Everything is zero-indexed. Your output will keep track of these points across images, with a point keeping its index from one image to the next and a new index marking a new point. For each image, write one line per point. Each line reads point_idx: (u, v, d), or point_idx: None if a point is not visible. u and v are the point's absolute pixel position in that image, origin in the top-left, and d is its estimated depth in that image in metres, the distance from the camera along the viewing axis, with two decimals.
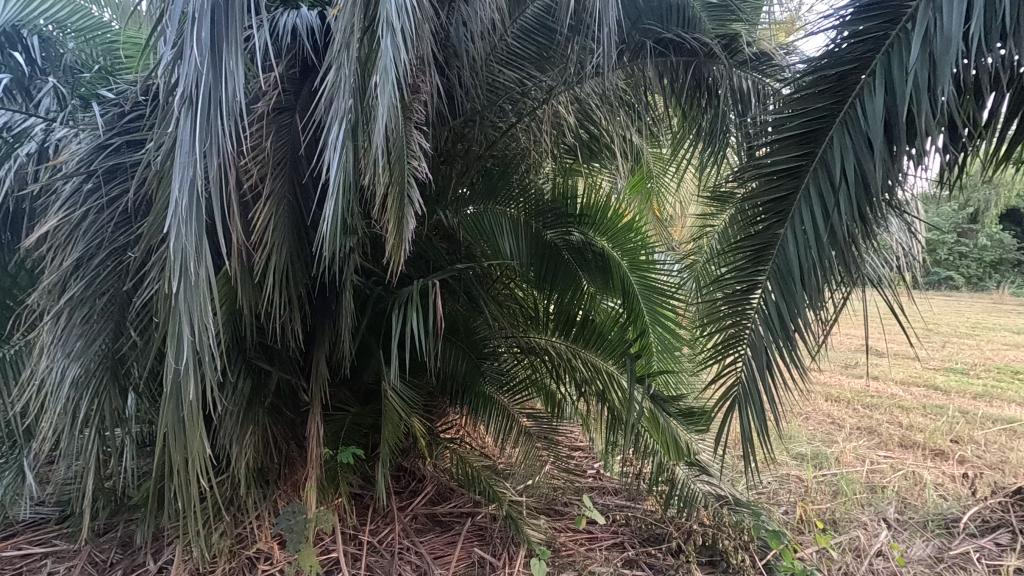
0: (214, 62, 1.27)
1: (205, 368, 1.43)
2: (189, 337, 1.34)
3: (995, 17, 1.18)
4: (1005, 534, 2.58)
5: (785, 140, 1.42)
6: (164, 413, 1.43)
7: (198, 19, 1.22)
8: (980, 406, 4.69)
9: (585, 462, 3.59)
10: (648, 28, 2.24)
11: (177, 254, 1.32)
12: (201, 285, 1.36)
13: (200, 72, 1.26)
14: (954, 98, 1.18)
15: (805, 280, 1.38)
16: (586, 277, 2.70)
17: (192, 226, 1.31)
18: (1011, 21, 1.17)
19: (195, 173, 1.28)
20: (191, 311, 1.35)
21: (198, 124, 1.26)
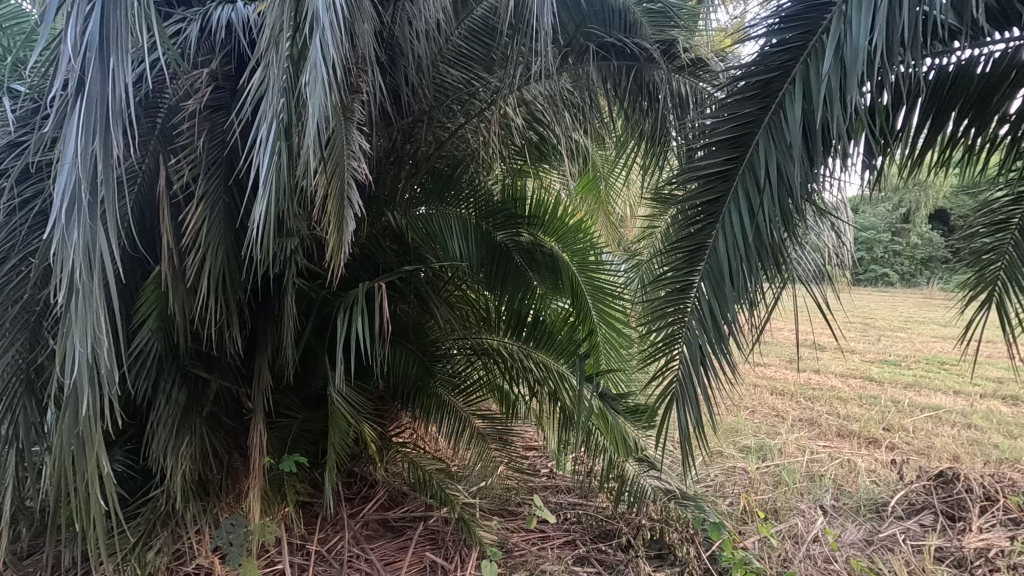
0: (102, 60, 1.23)
1: (105, 381, 1.36)
2: (81, 351, 1.26)
3: (896, 30, 1.17)
4: (929, 515, 2.73)
5: (717, 143, 1.46)
6: (59, 430, 1.36)
7: (80, 14, 1.19)
8: (910, 395, 4.98)
9: (539, 462, 3.62)
10: (590, 32, 2.28)
11: (69, 262, 1.25)
12: (94, 294, 1.29)
13: (92, 70, 1.20)
14: (862, 106, 1.21)
15: (733, 278, 1.42)
16: (535, 278, 2.70)
17: (86, 232, 1.25)
18: (910, 35, 1.17)
19: (81, 176, 1.23)
20: (86, 321, 1.28)
21: (81, 123, 1.21)
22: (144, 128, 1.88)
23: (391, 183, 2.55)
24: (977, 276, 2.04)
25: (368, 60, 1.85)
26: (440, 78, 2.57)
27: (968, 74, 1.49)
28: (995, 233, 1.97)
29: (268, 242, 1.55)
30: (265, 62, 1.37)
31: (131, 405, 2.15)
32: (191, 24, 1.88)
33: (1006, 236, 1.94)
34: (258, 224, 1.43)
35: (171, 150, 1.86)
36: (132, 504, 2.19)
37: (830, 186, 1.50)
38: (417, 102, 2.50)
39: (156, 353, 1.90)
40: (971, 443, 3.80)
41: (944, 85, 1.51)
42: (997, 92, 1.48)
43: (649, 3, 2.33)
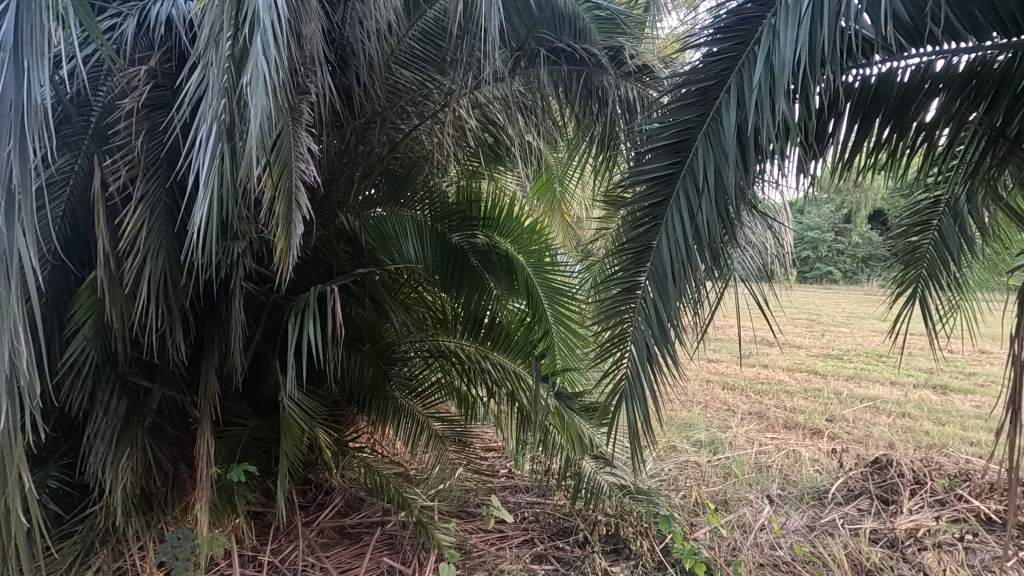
0: (21, 59, 1.17)
1: (30, 394, 1.29)
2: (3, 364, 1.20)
3: (817, 46, 1.24)
4: (865, 500, 2.88)
5: (661, 148, 1.51)
6: None
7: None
8: (850, 387, 5.25)
9: (499, 462, 3.64)
10: (540, 36, 2.35)
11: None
12: (15, 303, 1.23)
13: (9, 69, 1.14)
14: (788, 114, 1.28)
15: (675, 279, 1.48)
16: (491, 278, 2.72)
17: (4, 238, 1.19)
18: (829, 49, 1.24)
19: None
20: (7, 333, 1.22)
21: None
22: (77, 127, 1.80)
23: (343, 184, 2.50)
24: (902, 274, 2.18)
25: (315, 60, 1.82)
26: (392, 79, 2.55)
27: (886, 84, 1.52)
28: (918, 233, 2.08)
29: (212, 246, 1.52)
30: (205, 61, 1.34)
31: (66, 418, 2.05)
32: (127, 19, 1.82)
33: (926, 235, 2.06)
34: (200, 227, 1.40)
35: (106, 150, 1.79)
36: (69, 523, 2.08)
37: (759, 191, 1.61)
38: (369, 103, 2.48)
39: (92, 362, 1.81)
40: (905, 430, 4.03)
41: (865, 95, 1.56)
42: (915, 100, 1.51)
43: (597, 12, 2.45)
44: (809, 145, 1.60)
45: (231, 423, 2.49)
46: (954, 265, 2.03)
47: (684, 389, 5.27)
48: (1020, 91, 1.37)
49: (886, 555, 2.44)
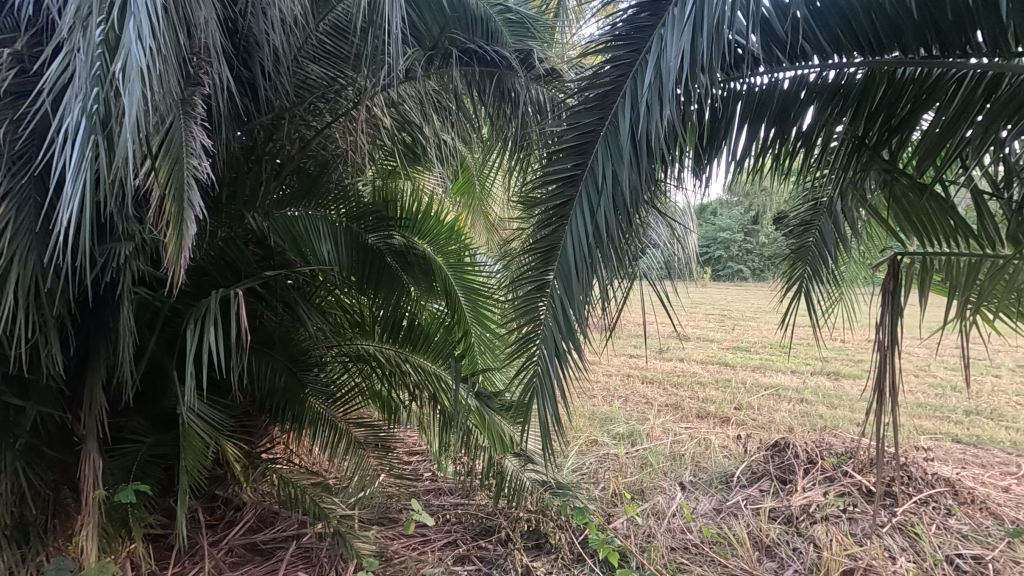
0: None
1: None
2: None
3: (699, 57, 1.29)
4: (766, 481, 3.10)
5: (564, 150, 1.56)
6: None
7: None
8: (756, 377, 5.64)
9: (422, 465, 3.61)
10: (453, 38, 2.34)
11: None
12: None
13: None
14: (674, 117, 1.33)
15: (578, 277, 1.53)
16: (410, 280, 2.70)
17: None
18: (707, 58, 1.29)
19: None
20: None
21: None
22: None
23: (255, 178, 2.36)
24: (790, 271, 2.36)
25: (210, 51, 1.72)
26: (301, 73, 2.47)
27: (766, 97, 1.61)
28: (802, 234, 2.28)
29: (90, 246, 1.40)
30: (73, 46, 1.24)
31: None
32: None
33: (808, 235, 2.26)
34: (74, 225, 1.30)
35: None
36: None
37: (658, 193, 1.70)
38: (277, 98, 2.39)
39: None
40: (802, 415, 4.39)
41: (751, 101, 1.62)
42: (793, 108, 1.58)
43: (508, 14, 2.49)
44: (699, 148, 1.70)
45: (124, 440, 2.30)
46: (832, 262, 2.23)
47: (606, 385, 5.46)
48: (878, 104, 1.48)
49: (783, 532, 2.63)
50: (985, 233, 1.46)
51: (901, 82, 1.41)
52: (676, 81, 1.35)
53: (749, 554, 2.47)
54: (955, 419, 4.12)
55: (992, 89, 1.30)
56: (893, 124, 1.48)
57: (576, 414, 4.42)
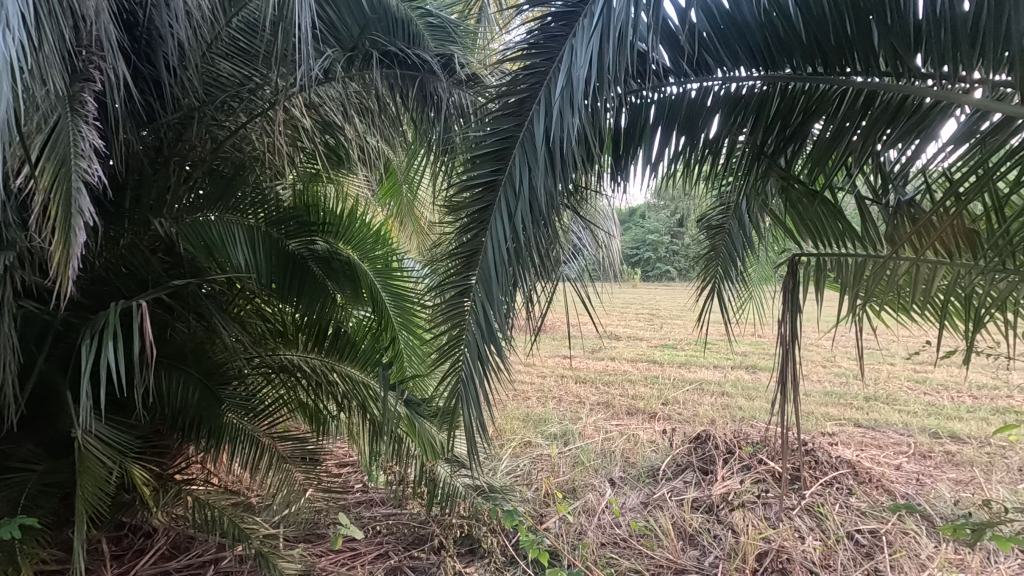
0: None
1: None
2: None
3: (607, 66, 1.32)
4: (689, 472, 3.24)
5: (484, 155, 1.55)
6: None
7: None
8: (681, 373, 5.90)
9: (353, 476, 3.50)
10: (372, 39, 2.29)
11: None
12: None
13: None
14: (585, 125, 1.36)
15: (498, 281, 1.53)
16: (335, 287, 2.59)
17: None
18: (614, 69, 1.32)
19: None
20: None
21: None
22: None
23: (162, 182, 2.24)
24: (705, 272, 2.49)
25: (103, 45, 1.59)
26: (211, 70, 2.34)
27: (676, 106, 1.69)
28: (714, 237, 2.40)
29: None
30: None
31: None
32: None
33: (719, 237, 2.39)
34: None
35: None
36: None
37: (575, 198, 1.76)
38: (185, 96, 2.25)
39: None
40: (723, 407, 4.63)
41: (662, 111, 1.69)
42: (700, 116, 1.66)
43: (429, 18, 2.50)
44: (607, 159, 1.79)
45: (12, 469, 2.09)
46: (742, 263, 2.37)
47: (540, 386, 5.53)
48: (771, 117, 1.57)
49: (704, 520, 2.76)
50: (869, 235, 1.59)
51: (794, 94, 1.50)
52: (586, 90, 1.38)
53: (674, 544, 2.58)
54: (856, 405, 4.49)
55: (868, 103, 1.38)
56: (788, 134, 1.55)
57: (510, 416, 4.45)
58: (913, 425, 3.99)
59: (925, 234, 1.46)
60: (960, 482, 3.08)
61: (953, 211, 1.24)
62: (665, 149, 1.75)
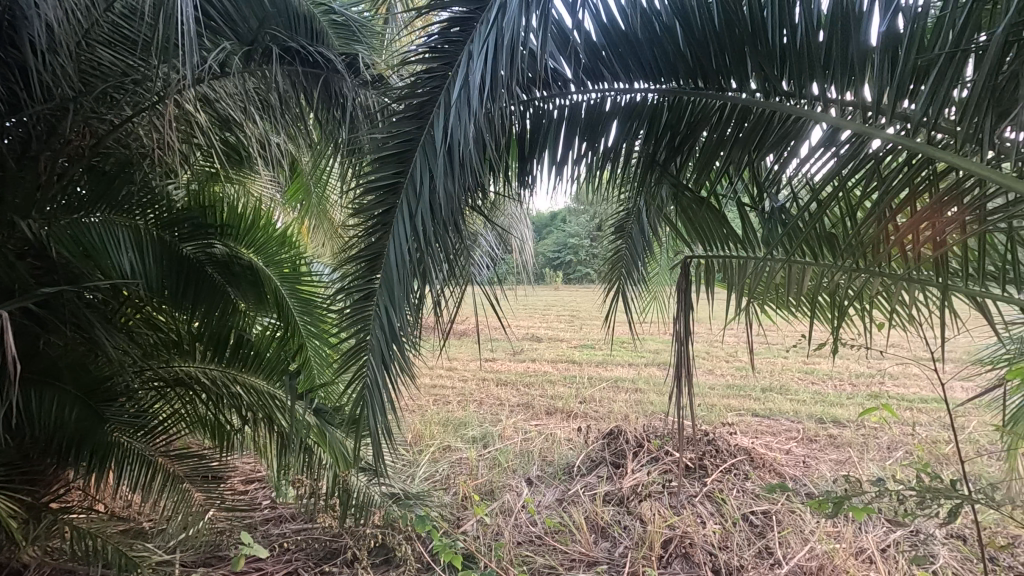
0: None
1: None
2: None
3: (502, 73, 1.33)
4: (602, 467, 3.36)
5: (386, 157, 1.54)
6: None
7: None
8: (598, 371, 6.11)
9: (260, 492, 3.33)
10: (271, 34, 2.17)
11: None
12: None
13: None
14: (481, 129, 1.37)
15: (403, 281, 1.52)
16: (236, 293, 2.47)
17: None
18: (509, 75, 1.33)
19: None
20: None
21: None
22: None
23: (31, 179, 1.97)
24: (611, 273, 2.59)
25: None
26: (90, 58, 2.13)
27: (575, 115, 1.76)
28: (618, 239, 2.51)
29: None
30: None
31: None
32: None
33: (621, 240, 2.49)
34: None
35: None
36: None
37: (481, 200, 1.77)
38: (58, 85, 2.04)
39: None
40: (636, 403, 4.84)
41: (562, 118, 1.77)
42: (599, 124, 1.74)
43: (333, 16, 2.49)
44: (509, 165, 1.84)
45: None
46: (643, 264, 2.50)
47: (461, 390, 5.51)
48: (661, 128, 1.66)
49: (615, 512, 2.88)
50: (749, 238, 1.73)
51: (680, 106, 1.60)
52: (483, 95, 1.39)
53: (586, 538, 2.67)
54: (754, 396, 4.85)
55: (743, 116, 1.49)
56: (676, 144, 1.66)
57: (429, 421, 4.40)
58: (802, 412, 4.36)
59: (795, 237, 1.61)
60: (839, 462, 3.41)
61: (815, 214, 1.36)
62: (568, 154, 1.81)
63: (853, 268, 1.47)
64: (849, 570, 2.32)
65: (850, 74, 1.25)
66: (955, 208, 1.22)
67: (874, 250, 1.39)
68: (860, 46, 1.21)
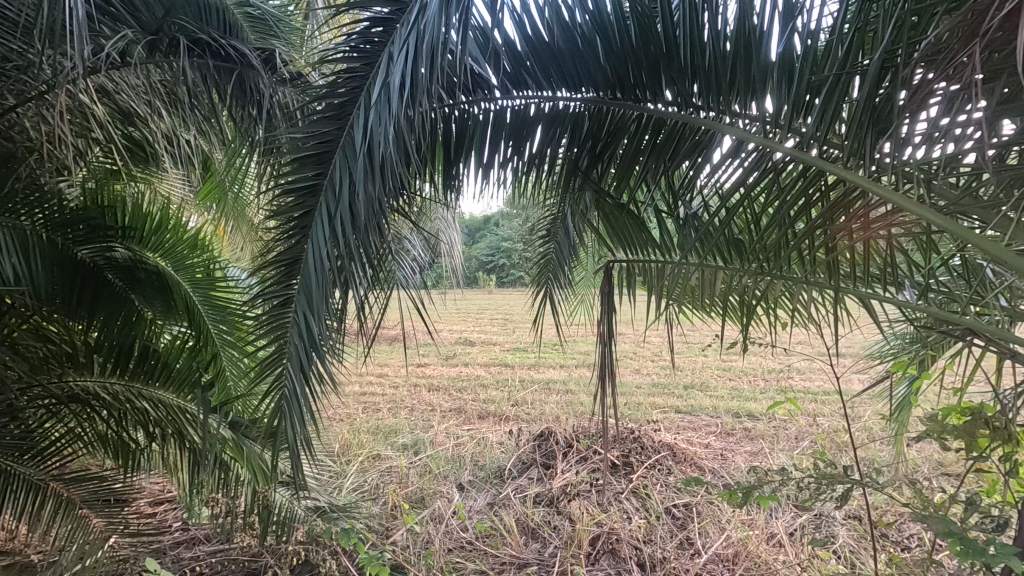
0: None
1: None
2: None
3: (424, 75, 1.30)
4: (533, 469, 3.40)
5: (304, 158, 1.47)
6: None
7: None
8: (531, 374, 6.17)
9: (170, 514, 3.10)
10: (179, 24, 2.01)
11: None
12: None
13: None
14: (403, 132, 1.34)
15: (322, 285, 1.46)
16: (141, 301, 2.28)
17: None
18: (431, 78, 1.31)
19: None
20: None
21: None
22: None
23: None
24: (539, 277, 2.63)
25: None
26: None
27: (500, 119, 1.77)
28: (545, 243, 2.54)
29: None
30: None
31: None
32: None
33: (548, 244, 2.53)
34: None
35: None
36: None
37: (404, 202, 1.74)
38: None
39: None
40: (567, 404, 4.93)
41: (488, 123, 1.77)
42: (524, 129, 1.75)
43: (248, 8, 2.37)
44: (433, 167, 1.83)
45: None
46: (570, 268, 2.55)
47: (392, 397, 5.40)
48: (582, 137, 1.70)
49: (545, 513, 2.92)
50: (666, 242, 1.81)
51: (600, 115, 1.65)
52: (403, 99, 1.36)
53: (517, 540, 2.68)
54: (677, 393, 5.07)
55: (658, 127, 1.55)
56: (596, 152, 1.70)
57: (358, 430, 4.27)
58: (720, 407, 4.61)
59: (707, 242, 1.70)
60: (753, 454, 3.64)
61: (724, 220, 1.44)
62: (495, 157, 1.81)
63: (758, 271, 1.57)
64: (760, 556, 2.47)
65: (752, 90, 1.35)
66: (844, 217, 1.33)
67: (775, 255, 1.49)
68: (761, 64, 1.30)
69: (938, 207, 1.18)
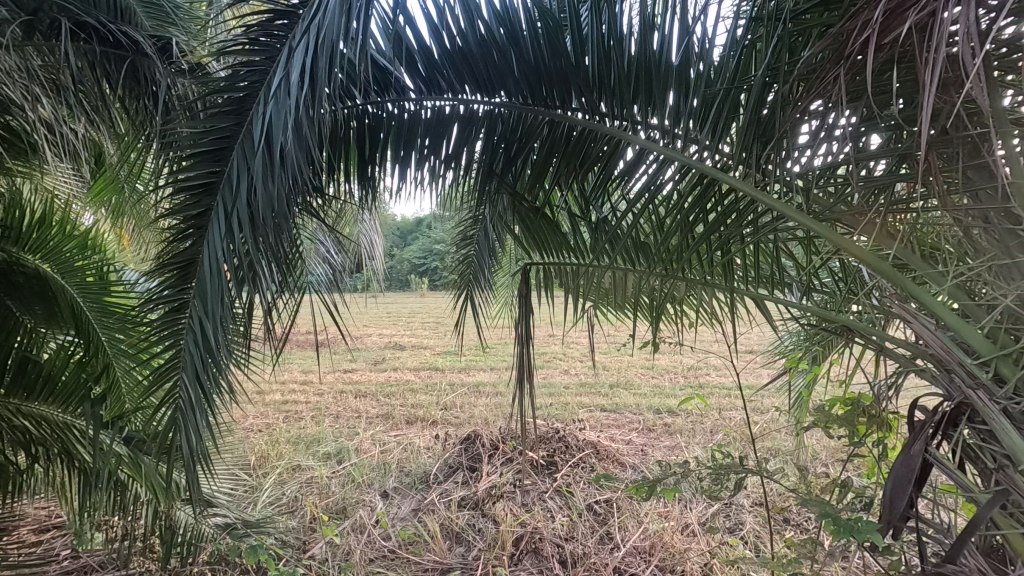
0: None
1: None
2: None
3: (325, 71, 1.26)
4: (459, 473, 3.38)
5: (200, 155, 1.39)
6: None
7: None
8: (461, 377, 6.15)
9: (58, 541, 2.81)
10: (60, 5, 1.85)
11: None
12: None
13: None
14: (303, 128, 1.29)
15: (219, 289, 1.38)
16: (20, 309, 2.11)
17: None
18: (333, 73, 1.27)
19: None
20: None
21: None
22: None
23: None
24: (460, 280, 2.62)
25: None
26: None
27: (415, 120, 1.75)
28: (466, 246, 2.54)
29: None
30: None
31: None
32: None
33: (470, 248, 2.54)
34: None
35: None
36: None
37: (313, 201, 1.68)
38: None
39: None
40: (496, 406, 4.95)
41: (401, 123, 1.75)
42: (439, 131, 1.74)
43: None
44: (345, 166, 1.78)
45: None
46: (490, 271, 2.57)
47: (315, 404, 5.19)
48: (496, 141, 1.71)
49: (470, 516, 2.91)
50: (578, 244, 1.86)
51: (513, 119, 1.66)
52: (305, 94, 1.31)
53: (440, 545, 2.65)
54: (602, 392, 5.22)
55: (569, 132, 1.59)
56: (510, 156, 1.72)
57: (277, 440, 4.07)
58: (643, 405, 4.79)
59: (617, 244, 1.76)
60: (670, 448, 3.80)
61: (631, 223, 1.49)
62: (411, 157, 1.78)
63: (663, 273, 1.64)
64: (674, 546, 2.58)
65: (653, 103, 1.42)
66: (736, 222, 1.41)
67: (677, 257, 1.56)
68: (660, 77, 1.36)
69: (815, 215, 1.28)
